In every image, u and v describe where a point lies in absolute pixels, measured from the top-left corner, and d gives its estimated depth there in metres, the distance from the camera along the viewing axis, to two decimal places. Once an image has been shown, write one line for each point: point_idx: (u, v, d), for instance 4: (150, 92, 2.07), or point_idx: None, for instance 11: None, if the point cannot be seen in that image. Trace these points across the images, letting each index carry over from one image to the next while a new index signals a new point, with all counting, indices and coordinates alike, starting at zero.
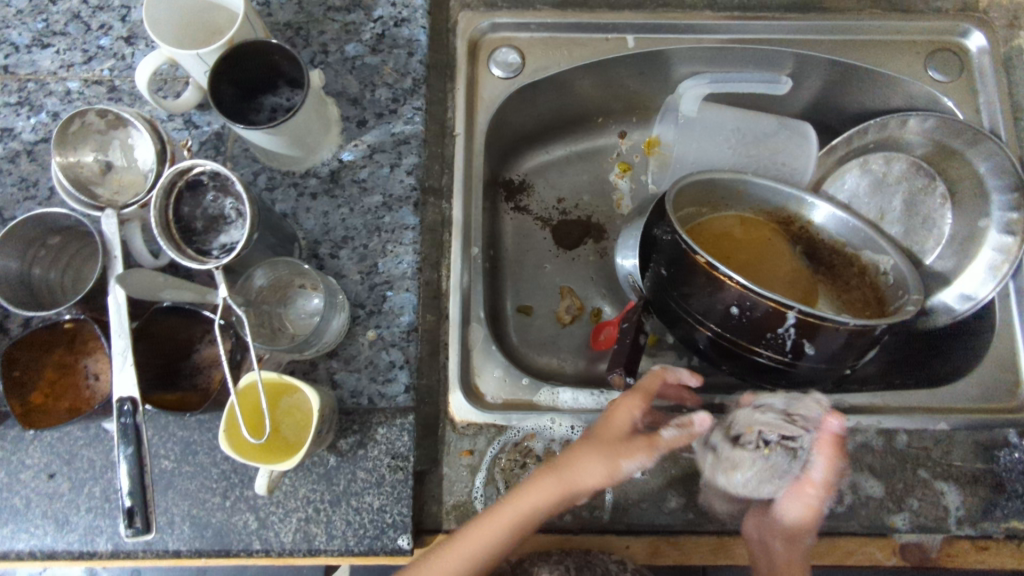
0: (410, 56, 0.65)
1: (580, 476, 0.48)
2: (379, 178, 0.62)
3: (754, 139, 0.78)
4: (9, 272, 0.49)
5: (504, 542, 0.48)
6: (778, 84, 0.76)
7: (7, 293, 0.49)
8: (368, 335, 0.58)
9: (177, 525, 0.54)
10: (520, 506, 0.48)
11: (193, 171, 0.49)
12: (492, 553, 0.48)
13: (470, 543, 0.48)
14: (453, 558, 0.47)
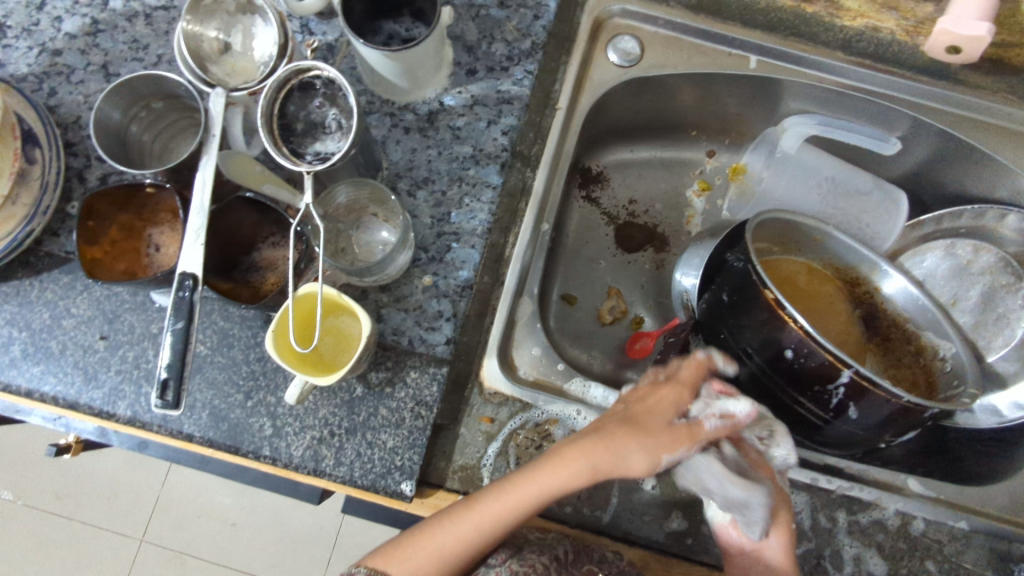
0: (536, 19, 0.64)
1: (618, 463, 0.47)
2: (475, 130, 0.61)
3: (847, 192, 0.77)
4: (111, 122, 0.49)
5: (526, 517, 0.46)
6: (887, 143, 0.74)
7: (104, 143, 0.49)
8: (424, 279, 0.58)
9: (196, 411, 0.53)
10: (543, 484, 0.46)
11: (310, 73, 0.49)
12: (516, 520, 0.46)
13: (491, 508, 0.46)
14: (475, 522, 0.46)
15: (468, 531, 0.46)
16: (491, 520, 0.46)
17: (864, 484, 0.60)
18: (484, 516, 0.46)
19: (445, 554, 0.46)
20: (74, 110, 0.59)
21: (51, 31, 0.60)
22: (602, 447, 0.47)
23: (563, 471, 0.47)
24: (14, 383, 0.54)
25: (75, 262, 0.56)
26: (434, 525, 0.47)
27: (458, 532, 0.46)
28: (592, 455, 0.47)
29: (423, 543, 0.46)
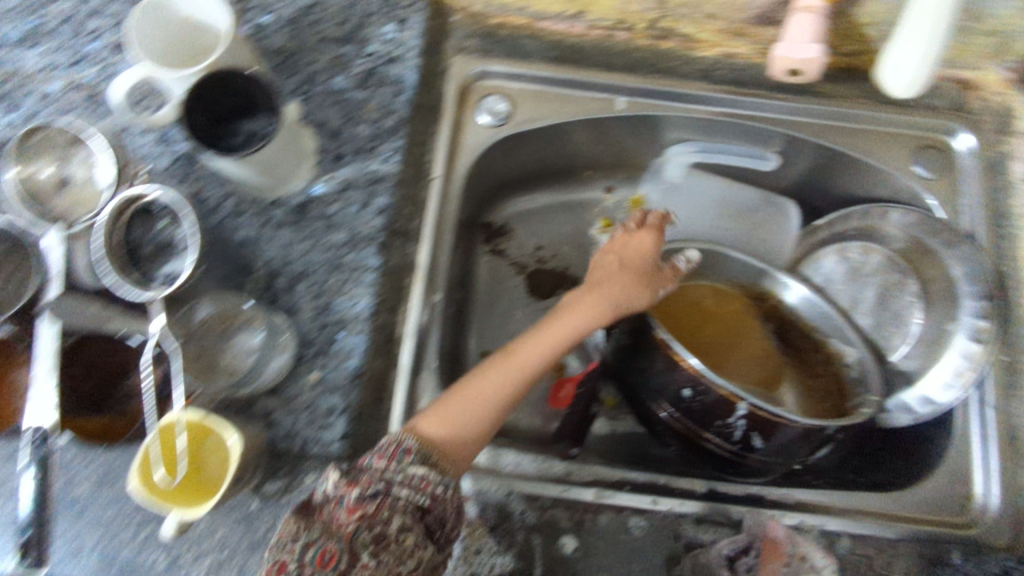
0: (397, 96, 0.64)
1: (618, 289, 0.60)
2: (348, 216, 0.61)
3: (737, 212, 0.78)
4: None
5: (547, 347, 0.56)
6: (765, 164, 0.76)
7: None
8: (311, 376, 0.57)
9: (83, 556, 0.52)
10: (571, 318, 0.58)
11: (146, 198, 0.48)
12: (538, 357, 0.55)
13: (514, 356, 0.55)
14: (510, 374, 0.54)
15: (507, 376, 0.54)
16: (524, 368, 0.54)
17: (787, 509, 0.59)
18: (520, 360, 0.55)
19: (479, 405, 0.52)
20: None
21: None
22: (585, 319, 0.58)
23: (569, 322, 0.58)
24: None
25: None
26: (468, 386, 0.53)
27: (485, 387, 0.53)
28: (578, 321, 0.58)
29: (461, 396, 0.52)
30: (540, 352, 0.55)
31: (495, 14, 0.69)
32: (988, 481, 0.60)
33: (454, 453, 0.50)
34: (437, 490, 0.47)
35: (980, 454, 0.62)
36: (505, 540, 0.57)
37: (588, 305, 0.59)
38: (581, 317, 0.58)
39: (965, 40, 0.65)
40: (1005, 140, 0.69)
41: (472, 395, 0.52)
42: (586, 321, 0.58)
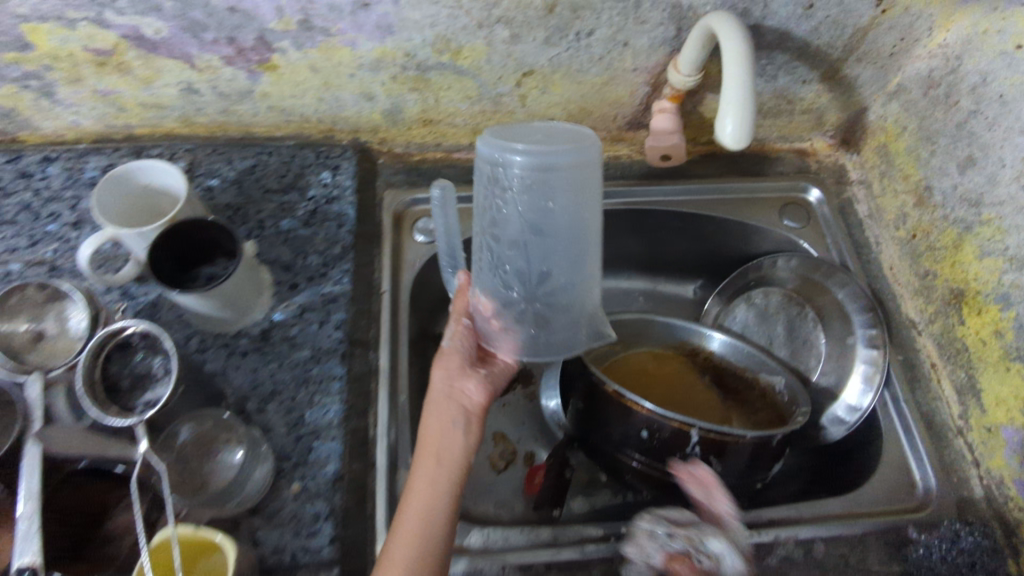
0: (340, 227, 0.73)
1: (455, 390, 0.60)
2: (309, 335, 0.66)
3: (557, 207, 0.51)
4: None
5: (428, 472, 0.54)
6: (507, 176, 0.49)
7: None
8: (292, 488, 0.59)
9: None
10: (427, 434, 0.57)
11: (124, 332, 0.53)
12: (426, 483, 0.54)
13: (405, 504, 0.53)
14: (408, 522, 0.52)
15: (412, 523, 0.51)
16: (419, 513, 0.52)
17: (763, 528, 0.64)
18: (420, 508, 0.52)
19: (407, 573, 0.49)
20: None
21: None
22: (448, 419, 0.58)
23: (443, 424, 0.58)
24: None
25: None
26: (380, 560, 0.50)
27: (399, 543, 0.50)
28: (444, 415, 0.58)
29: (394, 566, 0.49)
30: (424, 482, 0.54)
31: (415, 152, 0.81)
32: (922, 464, 0.68)
33: None
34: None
35: (909, 443, 0.70)
36: None
37: (438, 415, 0.58)
38: (438, 425, 0.58)
39: (792, 119, 0.82)
40: (845, 189, 0.84)
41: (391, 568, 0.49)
42: (442, 424, 0.58)
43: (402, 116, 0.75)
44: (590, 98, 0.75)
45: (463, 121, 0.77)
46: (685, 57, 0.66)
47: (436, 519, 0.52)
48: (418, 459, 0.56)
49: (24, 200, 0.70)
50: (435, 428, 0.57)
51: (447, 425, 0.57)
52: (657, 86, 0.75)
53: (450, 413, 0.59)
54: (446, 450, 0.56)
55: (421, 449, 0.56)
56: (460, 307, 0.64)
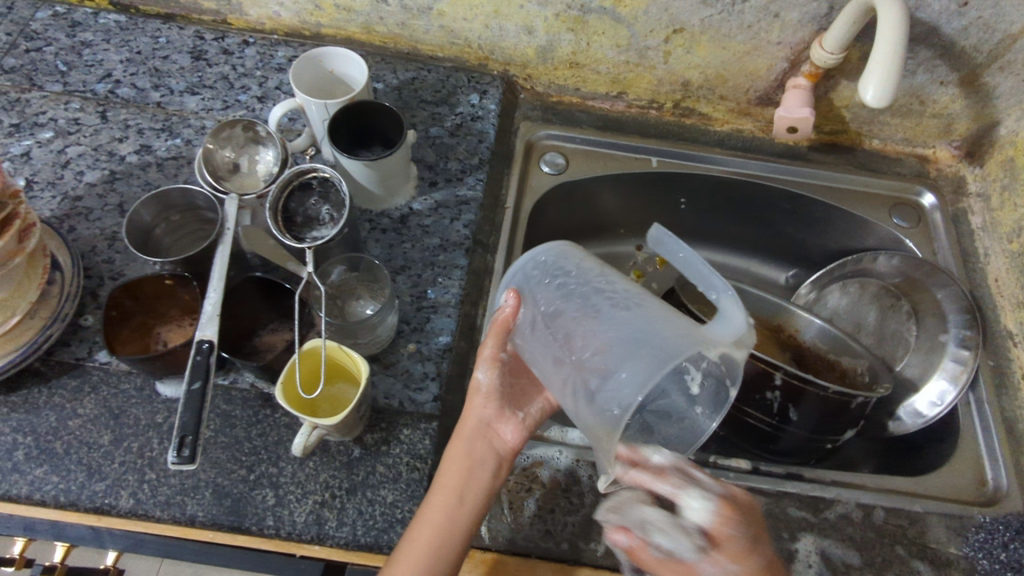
0: (481, 143, 0.81)
1: (478, 419, 0.60)
2: (441, 226, 0.74)
3: (585, 326, 0.52)
4: (141, 222, 0.59)
5: (445, 489, 0.56)
6: (537, 321, 0.55)
7: (131, 237, 0.58)
8: (408, 347, 0.66)
9: (199, 491, 0.58)
10: (449, 454, 0.58)
11: (309, 174, 0.62)
12: (440, 497, 0.55)
13: (419, 515, 0.55)
14: (416, 531, 0.54)
15: (425, 533, 0.54)
16: (430, 531, 0.54)
17: (826, 485, 0.66)
18: (434, 520, 0.54)
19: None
20: (91, 240, 0.69)
21: (73, 182, 0.72)
22: (474, 452, 0.58)
23: (466, 457, 0.58)
24: (17, 488, 0.57)
25: (84, 367, 0.62)
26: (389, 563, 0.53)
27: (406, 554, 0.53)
28: (472, 447, 0.58)
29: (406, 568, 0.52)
30: (437, 494, 0.56)
31: (554, 94, 0.89)
32: (996, 465, 0.69)
33: None
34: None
35: (985, 443, 0.70)
36: (576, 500, 0.63)
37: (461, 439, 0.59)
38: (458, 450, 0.58)
39: (920, 121, 0.84)
40: (961, 199, 0.86)
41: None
42: (465, 452, 0.58)
43: (553, 54, 0.83)
44: (729, 65, 0.80)
45: (606, 69, 0.84)
46: (832, 34, 0.70)
47: (446, 539, 0.54)
48: (440, 480, 0.57)
49: (223, 70, 0.81)
50: (463, 460, 0.57)
51: (476, 459, 0.58)
52: (796, 64, 0.79)
53: (479, 451, 0.58)
54: (467, 487, 0.56)
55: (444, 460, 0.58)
56: (492, 339, 0.58)
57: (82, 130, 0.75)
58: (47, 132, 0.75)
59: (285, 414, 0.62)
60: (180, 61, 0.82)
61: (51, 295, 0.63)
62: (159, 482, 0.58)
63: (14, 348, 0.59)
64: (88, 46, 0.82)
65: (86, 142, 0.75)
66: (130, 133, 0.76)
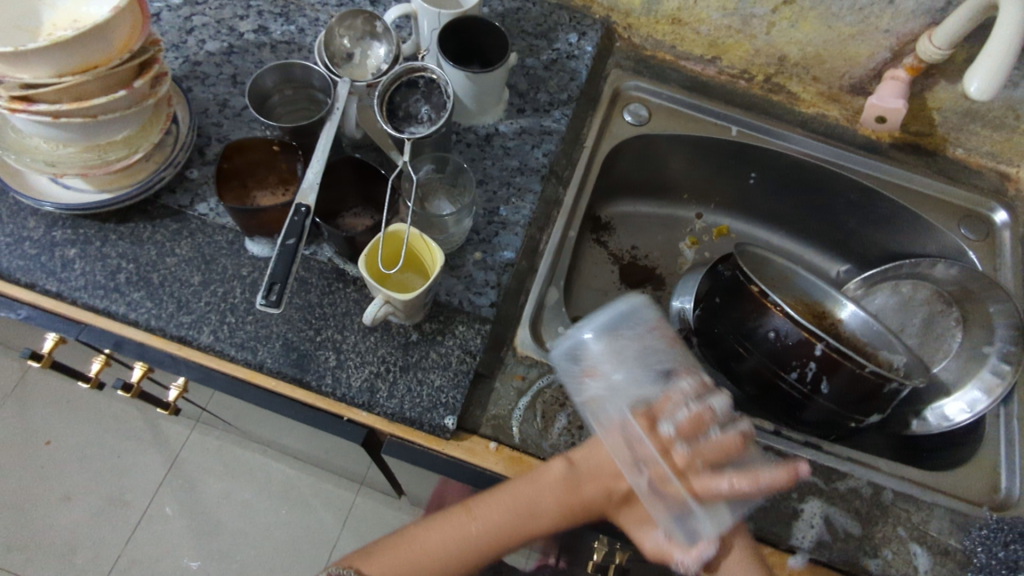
0: (572, 80, 0.83)
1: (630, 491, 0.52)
2: (522, 151, 0.77)
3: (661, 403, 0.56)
4: (261, 88, 0.66)
5: (551, 511, 0.52)
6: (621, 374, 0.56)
7: (251, 97, 0.65)
8: (474, 255, 0.71)
9: (270, 342, 0.64)
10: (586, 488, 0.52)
11: (417, 74, 0.67)
12: (544, 513, 0.51)
13: (515, 506, 0.52)
14: (491, 514, 0.52)
15: (492, 537, 0.51)
16: (505, 531, 0.51)
17: (842, 459, 0.69)
18: (517, 532, 0.51)
19: (444, 559, 0.51)
20: (204, 103, 0.74)
21: (195, 49, 0.77)
22: (570, 507, 0.52)
23: (554, 505, 0.52)
24: (116, 306, 0.63)
25: (185, 214, 0.68)
26: (430, 538, 0.52)
27: (462, 536, 0.51)
28: (566, 498, 0.52)
29: (415, 553, 0.51)
30: (536, 513, 0.51)
31: (649, 48, 0.91)
32: (1013, 475, 0.70)
33: None
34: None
35: (1006, 453, 0.72)
36: None
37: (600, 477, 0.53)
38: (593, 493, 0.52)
39: (1010, 137, 0.84)
40: None
41: (426, 553, 0.51)
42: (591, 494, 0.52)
43: (658, 7, 0.85)
44: (831, 45, 0.81)
45: (707, 31, 0.85)
46: (944, 28, 0.70)
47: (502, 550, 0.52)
48: (511, 504, 0.52)
49: None
50: (580, 504, 0.52)
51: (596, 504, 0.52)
52: (898, 55, 0.79)
53: (578, 503, 0.52)
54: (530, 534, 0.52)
55: (586, 483, 0.52)
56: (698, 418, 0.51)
57: (208, 3, 0.81)
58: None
59: (355, 291, 0.67)
60: None
61: (166, 144, 0.68)
62: (236, 325, 0.64)
63: (127, 186, 0.66)
64: None
65: (210, 15, 0.80)
66: (251, 13, 0.80)
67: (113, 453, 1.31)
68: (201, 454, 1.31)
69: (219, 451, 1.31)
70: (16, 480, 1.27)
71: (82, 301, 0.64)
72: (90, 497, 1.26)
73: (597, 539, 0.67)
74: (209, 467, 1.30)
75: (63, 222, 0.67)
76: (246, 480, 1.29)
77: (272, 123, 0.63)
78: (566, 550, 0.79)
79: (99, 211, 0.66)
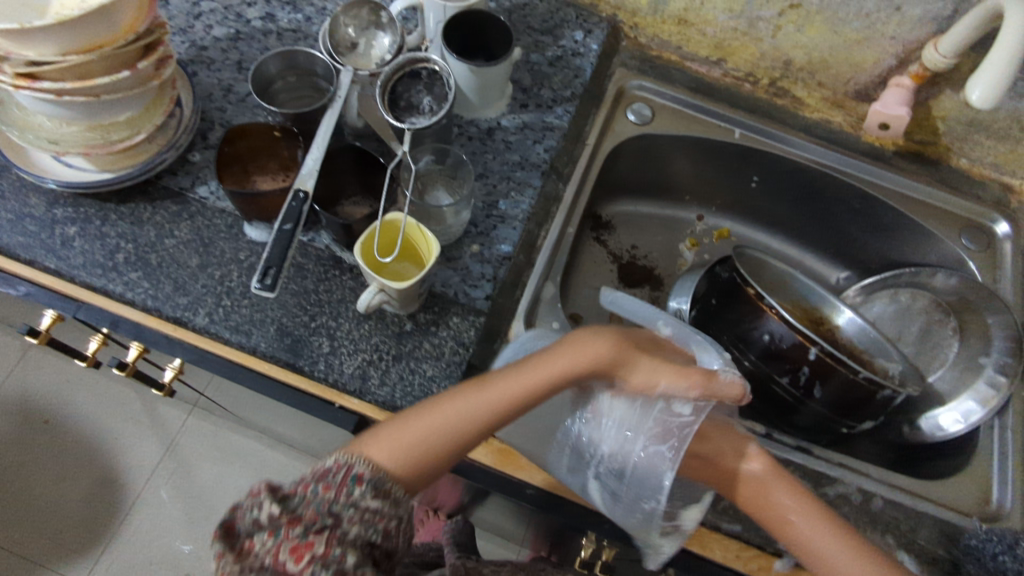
0: (577, 77, 0.83)
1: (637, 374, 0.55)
2: (523, 146, 0.78)
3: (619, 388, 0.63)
4: (265, 74, 0.66)
5: (555, 377, 0.55)
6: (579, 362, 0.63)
7: (254, 82, 0.66)
8: (472, 247, 0.71)
9: (265, 326, 0.64)
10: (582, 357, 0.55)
11: (419, 65, 0.68)
12: (547, 379, 0.55)
13: (524, 376, 0.54)
14: (497, 386, 0.54)
15: (496, 401, 0.53)
16: (512, 396, 0.53)
17: (833, 464, 0.69)
18: (520, 396, 0.54)
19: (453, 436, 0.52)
20: (208, 88, 0.75)
21: (202, 33, 0.78)
22: (548, 377, 0.55)
23: (540, 379, 0.55)
24: (113, 285, 0.64)
25: (185, 197, 0.69)
26: (435, 411, 0.52)
27: (472, 406, 0.53)
28: (551, 369, 0.55)
29: (419, 432, 0.51)
30: (542, 379, 0.55)
31: (655, 48, 0.91)
32: (1004, 487, 0.69)
33: (414, 475, 0.50)
34: (392, 523, 0.47)
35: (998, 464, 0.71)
36: None
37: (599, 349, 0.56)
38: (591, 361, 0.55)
39: (1014, 149, 0.83)
40: None
41: (432, 424, 0.52)
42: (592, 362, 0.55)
43: (665, 7, 0.85)
44: (837, 51, 0.80)
45: (713, 32, 0.85)
46: (949, 36, 0.70)
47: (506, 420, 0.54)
48: (501, 383, 0.54)
49: None
50: (589, 374, 0.55)
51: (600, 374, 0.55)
52: (904, 62, 0.79)
53: (585, 369, 0.55)
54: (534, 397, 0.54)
55: (592, 352, 0.56)
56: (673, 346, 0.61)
57: None
58: None
59: (351, 279, 0.67)
60: None
61: (169, 126, 0.69)
62: (232, 309, 0.64)
63: (129, 167, 0.67)
64: None
65: (218, 1, 0.80)
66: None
67: (110, 436, 1.31)
68: (197, 439, 1.31)
69: (215, 437, 1.32)
70: (11, 460, 1.28)
71: (79, 279, 0.64)
72: (84, 478, 1.27)
73: (584, 536, 0.67)
74: (205, 453, 1.30)
75: (64, 200, 0.67)
76: (241, 467, 1.30)
77: (274, 108, 0.63)
78: (554, 546, 0.79)
79: (100, 191, 0.67)
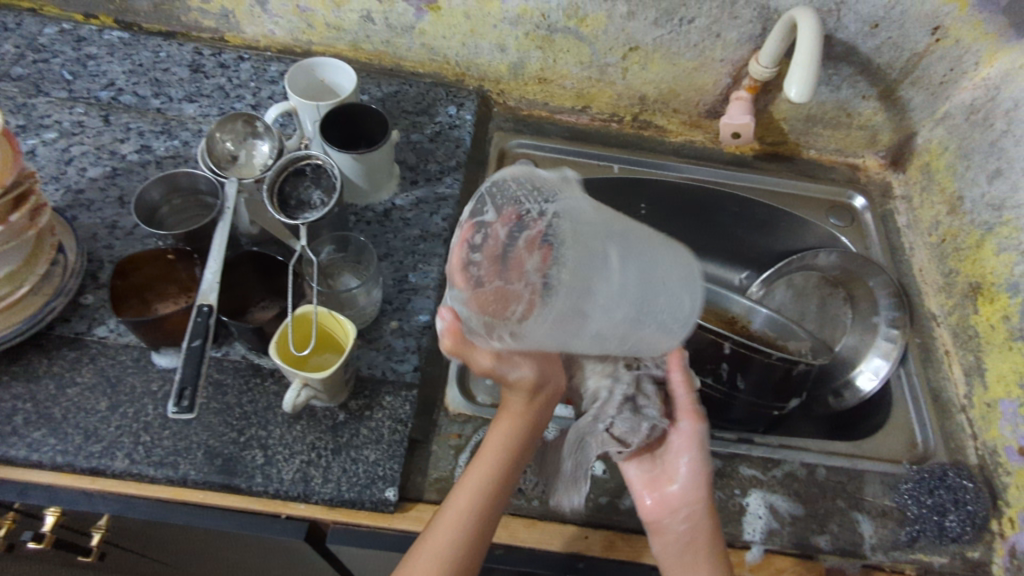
0: (458, 148, 0.88)
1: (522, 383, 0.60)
2: (421, 219, 0.80)
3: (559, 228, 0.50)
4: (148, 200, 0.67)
5: (485, 466, 0.58)
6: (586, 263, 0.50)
7: (137, 212, 0.66)
8: (390, 324, 0.72)
9: (192, 452, 0.61)
10: (493, 442, 0.60)
11: (302, 162, 0.70)
12: (484, 470, 0.58)
13: (462, 485, 0.57)
14: (455, 498, 0.56)
15: (460, 511, 0.56)
16: (469, 502, 0.56)
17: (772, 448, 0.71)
18: (477, 497, 0.56)
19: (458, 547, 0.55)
20: (92, 228, 0.74)
21: (76, 177, 0.77)
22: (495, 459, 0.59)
23: (496, 459, 0.59)
24: (15, 450, 0.60)
25: (83, 340, 0.66)
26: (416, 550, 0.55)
27: (445, 529, 0.55)
28: (508, 441, 0.60)
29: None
30: (479, 471, 0.58)
31: (524, 108, 0.98)
32: (925, 428, 0.76)
33: None
34: None
35: (916, 412, 0.77)
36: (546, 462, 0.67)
37: (501, 425, 0.61)
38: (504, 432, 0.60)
39: (850, 133, 0.94)
40: (889, 201, 0.95)
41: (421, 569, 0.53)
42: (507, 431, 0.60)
43: (523, 70, 0.92)
44: (679, 80, 0.90)
45: (571, 84, 0.93)
46: (765, 50, 0.80)
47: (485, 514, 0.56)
48: (464, 479, 0.58)
49: (218, 82, 0.88)
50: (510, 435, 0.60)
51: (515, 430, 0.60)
52: (737, 79, 0.89)
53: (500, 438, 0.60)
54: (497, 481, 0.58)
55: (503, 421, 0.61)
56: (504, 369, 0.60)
57: (85, 132, 0.81)
58: (52, 133, 0.80)
59: (274, 383, 0.66)
60: (178, 73, 0.88)
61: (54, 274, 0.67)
62: (153, 444, 0.62)
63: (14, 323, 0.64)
64: (93, 58, 0.88)
65: (89, 142, 0.80)
66: (131, 135, 0.82)
67: None
68: None
69: None
70: None
71: None
72: None
73: None
74: None
75: None
76: None
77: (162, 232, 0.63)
78: None
79: None
